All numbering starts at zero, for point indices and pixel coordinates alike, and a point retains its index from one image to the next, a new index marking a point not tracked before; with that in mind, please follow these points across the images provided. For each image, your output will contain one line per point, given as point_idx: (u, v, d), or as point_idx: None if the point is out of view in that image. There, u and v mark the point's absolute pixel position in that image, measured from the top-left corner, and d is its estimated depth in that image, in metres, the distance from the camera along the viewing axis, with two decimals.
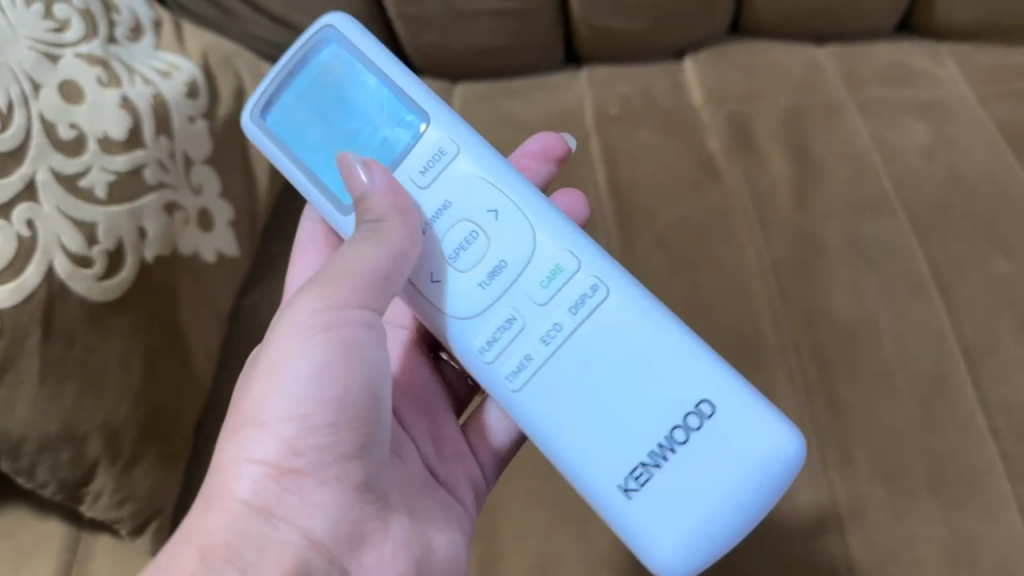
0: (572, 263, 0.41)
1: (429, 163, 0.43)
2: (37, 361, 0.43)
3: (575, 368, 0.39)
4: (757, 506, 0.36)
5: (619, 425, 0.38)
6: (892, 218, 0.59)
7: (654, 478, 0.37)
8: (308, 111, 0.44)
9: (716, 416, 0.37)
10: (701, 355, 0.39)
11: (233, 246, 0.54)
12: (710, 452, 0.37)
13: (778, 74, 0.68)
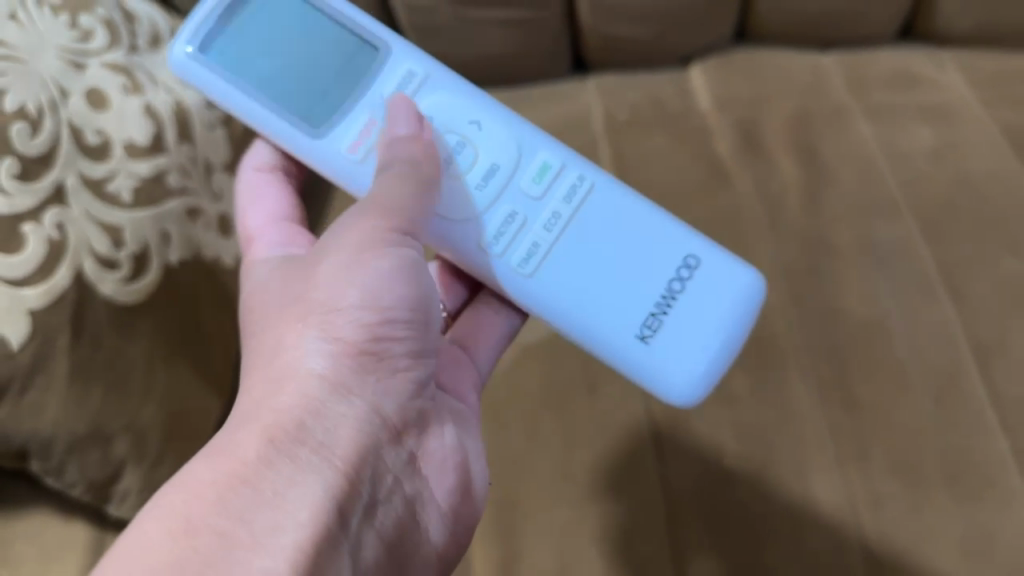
0: (559, 158, 0.47)
1: (404, 84, 0.46)
2: (67, 363, 0.43)
3: (577, 247, 0.45)
4: (730, 344, 0.43)
5: (620, 284, 0.44)
6: (901, 219, 0.60)
7: (661, 324, 0.43)
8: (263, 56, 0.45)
9: (698, 271, 0.44)
10: (653, 214, 0.46)
11: None
12: (688, 303, 0.43)
13: (784, 80, 0.69)
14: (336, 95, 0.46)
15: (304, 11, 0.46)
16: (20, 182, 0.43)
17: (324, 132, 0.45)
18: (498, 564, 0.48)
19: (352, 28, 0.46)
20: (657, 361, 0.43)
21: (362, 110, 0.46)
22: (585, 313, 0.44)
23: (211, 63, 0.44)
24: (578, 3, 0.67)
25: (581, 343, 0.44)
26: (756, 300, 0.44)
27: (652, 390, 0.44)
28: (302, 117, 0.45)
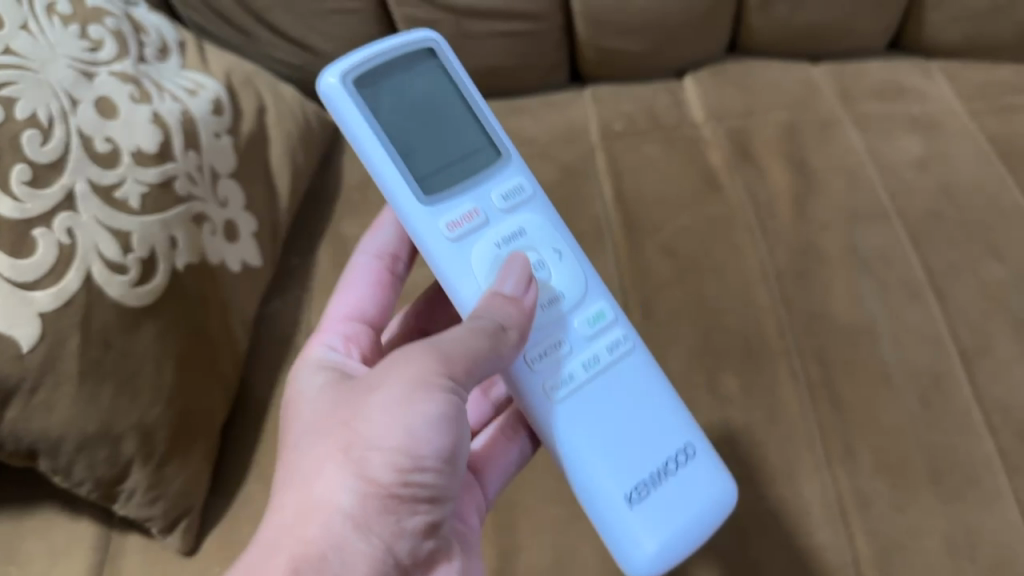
0: (614, 314, 0.43)
1: (512, 194, 0.44)
2: (77, 363, 0.44)
3: (603, 396, 0.41)
4: (697, 532, 0.39)
5: (630, 441, 0.40)
6: (889, 226, 0.61)
7: (651, 492, 0.39)
8: (404, 109, 0.43)
9: (694, 462, 0.41)
10: (671, 411, 0.42)
11: (258, 257, 0.56)
12: (677, 490, 0.40)
13: (776, 91, 0.70)
14: (451, 174, 0.43)
15: (445, 82, 0.45)
16: (31, 188, 0.45)
17: (434, 201, 0.42)
18: (496, 563, 0.49)
19: (484, 130, 0.45)
20: (638, 531, 0.39)
21: (465, 197, 0.43)
22: (588, 453, 0.40)
23: (360, 93, 0.42)
24: (574, 15, 0.68)
25: (577, 479, 0.40)
26: (722, 514, 0.40)
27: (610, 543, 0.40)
28: (416, 181, 0.42)
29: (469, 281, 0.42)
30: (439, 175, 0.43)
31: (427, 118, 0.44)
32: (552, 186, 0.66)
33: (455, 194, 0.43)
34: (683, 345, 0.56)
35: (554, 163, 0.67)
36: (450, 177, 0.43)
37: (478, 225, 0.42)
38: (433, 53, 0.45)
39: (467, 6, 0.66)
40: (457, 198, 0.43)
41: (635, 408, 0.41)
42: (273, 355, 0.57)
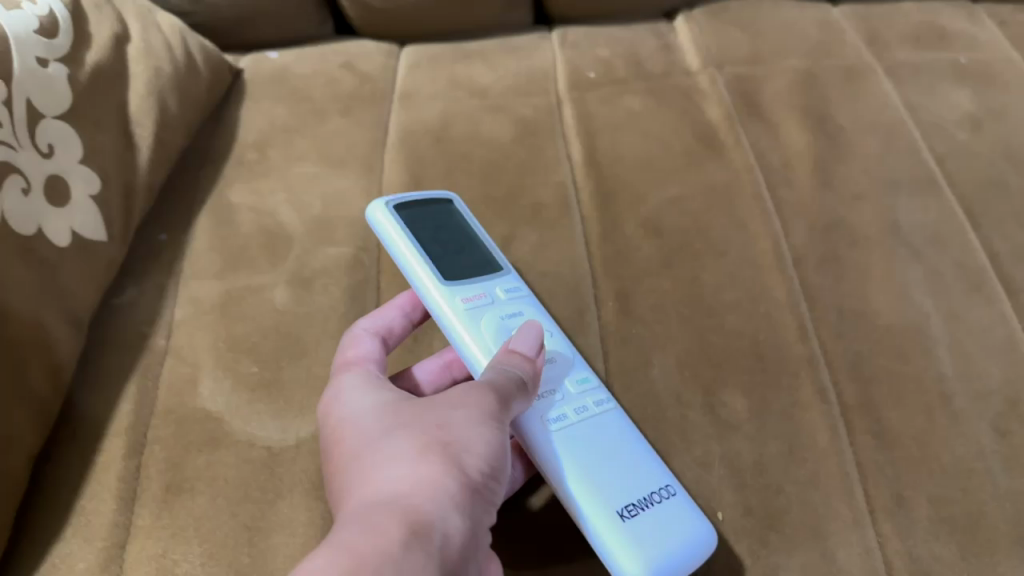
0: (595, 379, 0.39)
1: (513, 292, 0.40)
2: None
3: (589, 432, 0.35)
4: (696, 557, 0.32)
5: (614, 466, 0.34)
6: (939, 199, 0.47)
7: (640, 508, 0.33)
8: (428, 219, 0.42)
9: (680, 495, 0.34)
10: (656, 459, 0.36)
11: (104, 229, 0.42)
12: (663, 513, 0.33)
13: (788, 35, 0.57)
14: (465, 273, 0.40)
15: (445, 209, 0.43)
16: None
17: (457, 287, 0.38)
18: None
19: (487, 245, 0.43)
20: (619, 555, 0.31)
21: (476, 284, 0.39)
22: (571, 480, 0.33)
23: (394, 211, 0.40)
24: None
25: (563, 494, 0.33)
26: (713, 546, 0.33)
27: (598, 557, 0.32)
28: (438, 269, 0.39)
29: (480, 345, 0.36)
30: (455, 266, 0.40)
31: (439, 229, 0.42)
32: (506, 145, 0.51)
33: (470, 283, 0.39)
34: (671, 350, 0.41)
35: (509, 117, 0.53)
36: (463, 271, 0.40)
37: (488, 307, 0.38)
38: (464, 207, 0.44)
39: None
40: (472, 282, 0.39)
41: (619, 452, 0.35)
42: (116, 360, 0.41)
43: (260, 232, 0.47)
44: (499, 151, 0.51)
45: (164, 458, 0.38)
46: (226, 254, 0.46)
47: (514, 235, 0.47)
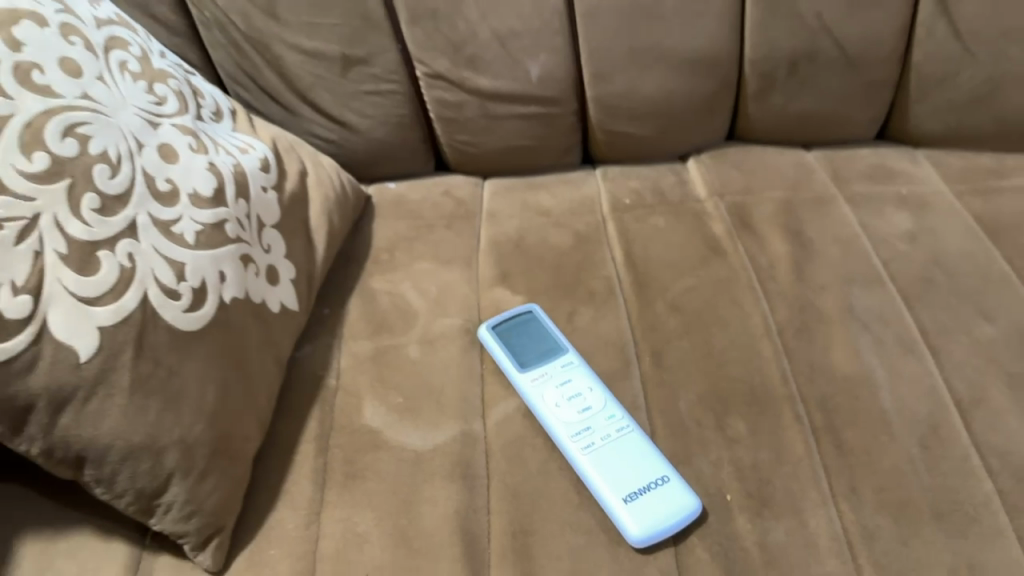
0: (623, 413, 0.57)
1: (567, 366, 0.60)
2: (128, 377, 0.46)
3: (609, 450, 0.54)
4: (673, 527, 0.50)
5: (623, 470, 0.53)
6: (883, 290, 0.65)
7: (639, 496, 0.52)
8: (513, 328, 0.62)
9: (667, 486, 0.52)
10: (659, 462, 0.54)
11: (296, 301, 0.60)
12: (652, 498, 0.51)
13: (772, 173, 0.77)
14: (534, 360, 0.60)
15: (528, 316, 0.63)
16: (99, 214, 0.48)
17: (527, 371, 0.59)
18: None
19: (556, 334, 0.62)
20: (626, 522, 0.50)
21: (540, 367, 0.60)
22: (597, 480, 0.53)
23: (490, 329, 0.62)
24: (587, 100, 0.74)
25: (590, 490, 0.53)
26: (691, 522, 0.51)
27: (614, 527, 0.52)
28: (517, 361, 0.60)
29: (541, 404, 0.57)
30: (527, 357, 0.60)
31: (522, 333, 0.62)
32: (566, 251, 0.70)
33: (535, 366, 0.59)
34: (692, 390, 0.59)
35: (569, 231, 0.72)
36: (534, 359, 0.60)
37: (547, 381, 0.59)
38: (542, 311, 0.64)
39: (491, 90, 0.72)
40: (537, 365, 0.60)
41: (626, 458, 0.54)
42: (304, 394, 0.59)
43: (395, 308, 0.65)
44: (562, 255, 0.70)
45: (344, 456, 0.55)
46: (372, 324, 0.64)
47: (576, 313, 0.65)
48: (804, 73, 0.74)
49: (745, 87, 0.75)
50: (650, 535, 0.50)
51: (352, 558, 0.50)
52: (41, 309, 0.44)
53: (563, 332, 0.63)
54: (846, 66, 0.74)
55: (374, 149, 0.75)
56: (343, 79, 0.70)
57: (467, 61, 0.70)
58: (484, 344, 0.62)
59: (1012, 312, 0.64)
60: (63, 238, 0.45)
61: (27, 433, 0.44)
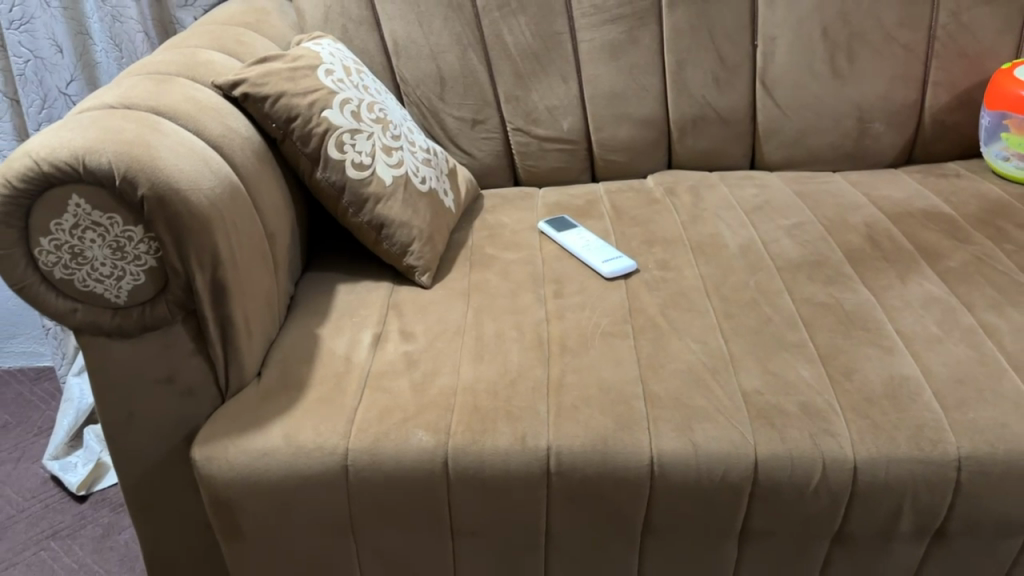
0: (604, 241, 1.24)
1: (579, 229, 1.28)
2: (402, 198, 1.17)
3: (597, 249, 1.22)
4: (623, 269, 1.17)
5: (603, 254, 1.20)
6: (737, 210, 1.33)
7: (609, 260, 1.18)
8: (555, 220, 1.31)
9: (622, 258, 1.19)
10: (619, 252, 1.21)
11: (455, 206, 1.31)
12: (615, 260, 1.18)
13: (690, 176, 1.47)
14: (565, 228, 1.29)
15: (562, 217, 1.32)
16: (392, 140, 1.20)
17: (561, 232, 1.28)
18: (555, 290, 1.15)
19: (575, 223, 1.31)
20: (603, 268, 1.17)
21: (567, 230, 1.28)
22: (590, 258, 1.20)
23: (544, 222, 1.31)
24: (592, 143, 1.47)
25: (588, 263, 1.20)
26: (632, 270, 1.17)
27: (599, 274, 1.18)
28: (556, 230, 1.29)
29: (566, 240, 1.25)
30: (561, 227, 1.29)
31: (559, 221, 1.31)
32: (582, 204, 1.40)
33: (565, 230, 1.28)
34: (638, 239, 1.26)
35: (584, 198, 1.42)
36: (565, 228, 1.29)
37: (570, 233, 1.27)
38: (569, 217, 1.33)
39: (544, 136, 1.46)
40: (566, 229, 1.28)
41: (604, 251, 1.21)
42: (458, 245, 1.28)
43: (497, 222, 1.35)
44: (580, 205, 1.39)
45: (479, 260, 1.23)
46: (487, 226, 1.34)
47: (585, 221, 1.33)
48: (701, 126, 1.46)
49: (673, 136, 1.48)
50: (614, 271, 1.16)
51: (485, 285, 1.17)
52: (374, 164, 1.16)
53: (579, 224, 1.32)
54: (723, 123, 1.46)
55: (484, 168, 1.48)
56: (472, 130, 1.45)
57: (533, 121, 1.45)
58: (541, 229, 1.31)
59: (799, 215, 1.31)
60: (381, 142, 1.18)
61: (363, 212, 1.15)
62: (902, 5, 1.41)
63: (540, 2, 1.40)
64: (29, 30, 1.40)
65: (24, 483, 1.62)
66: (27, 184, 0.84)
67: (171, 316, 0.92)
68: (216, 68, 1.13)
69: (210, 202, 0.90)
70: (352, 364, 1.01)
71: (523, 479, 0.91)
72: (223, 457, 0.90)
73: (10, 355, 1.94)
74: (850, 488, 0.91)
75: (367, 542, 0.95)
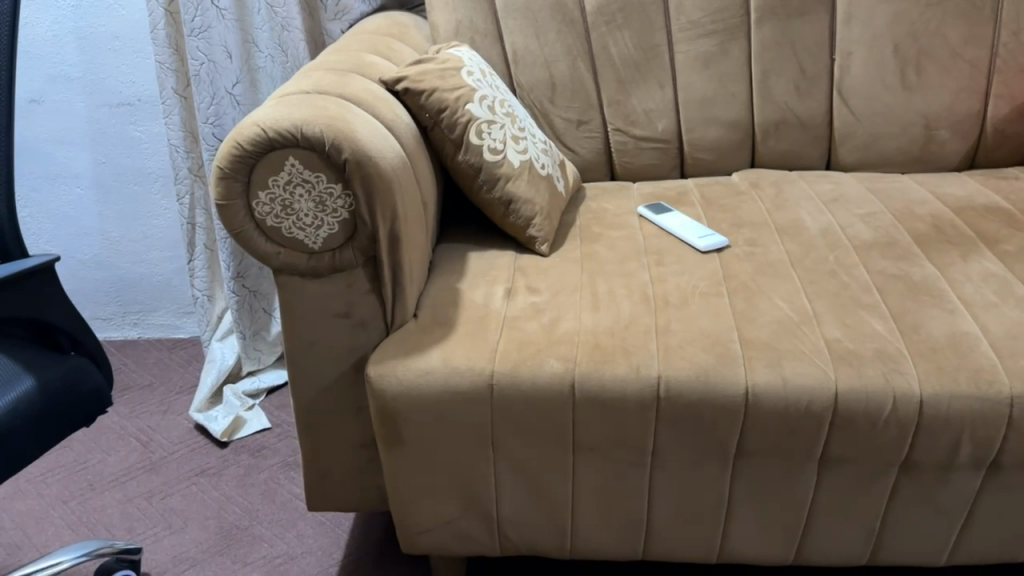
0: (696, 222, 1.43)
1: (673, 213, 1.47)
2: (528, 180, 1.38)
3: (692, 228, 1.41)
4: (716, 244, 1.35)
5: (698, 231, 1.39)
6: (814, 202, 1.51)
7: (703, 236, 1.37)
8: (652, 206, 1.51)
9: (714, 235, 1.38)
10: (712, 231, 1.40)
11: (566, 192, 1.52)
12: (708, 236, 1.37)
13: (770, 173, 1.65)
14: (662, 212, 1.48)
15: (659, 204, 1.52)
16: (519, 132, 1.42)
17: (659, 215, 1.47)
18: (656, 259, 1.34)
19: (671, 208, 1.50)
20: (698, 242, 1.36)
21: (665, 213, 1.47)
22: (686, 235, 1.39)
23: (644, 208, 1.51)
24: (683, 143, 1.67)
25: (684, 239, 1.39)
26: (724, 245, 1.36)
27: (696, 248, 1.37)
28: (654, 213, 1.48)
29: (664, 221, 1.45)
30: (659, 211, 1.49)
31: (656, 207, 1.50)
32: (675, 194, 1.59)
33: (663, 213, 1.47)
34: (727, 223, 1.44)
35: (676, 189, 1.61)
36: (662, 212, 1.48)
37: (667, 216, 1.46)
38: (665, 204, 1.52)
39: (640, 135, 1.65)
40: (664, 213, 1.48)
41: (698, 229, 1.40)
42: (569, 224, 1.48)
43: (600, 208, 1.55)
44: (673, 195, 1.58)
45: (588, 236, 1.43)
46: (593, 211, 1.53)
47: (679, 208, 1.52)
48: (782, 129, 1.64)
49: (756, 138, 1.66)
50: (708, 244, 1.35)
51: (596, 254, 1.36)
52: (506, 150, 1.37)
53: (674, 209, 1.51)
54: (802, 127, 1.64)
55: (587, 163, 1.68)
56: (577, 129, 1.65)
57: (631, 122, 1.65)
58: (641, 213, 1.50)
59: (869, 206, 1.48)
60: (512, 133, 1.40)
61: (495, 189, 1.36)
62: (967, 25, 1.58)
63: (642, 18, 1.61)
64: (206, 37, 1.63)
65: (172, 431, 1.86)
66: (257, 147, 1.06)
67: (355, 261, 1.14)
68: (378, 68, 1.35)
69: (392, 168, 1.12)
70: (491, 310, 1.21)
71: (637, 403, 1.10)
72: (392, 374, 1.12)
73: (152, 327, 2.20)
74: (916, 419, 1.07)
75: (506, 451, 1.16)
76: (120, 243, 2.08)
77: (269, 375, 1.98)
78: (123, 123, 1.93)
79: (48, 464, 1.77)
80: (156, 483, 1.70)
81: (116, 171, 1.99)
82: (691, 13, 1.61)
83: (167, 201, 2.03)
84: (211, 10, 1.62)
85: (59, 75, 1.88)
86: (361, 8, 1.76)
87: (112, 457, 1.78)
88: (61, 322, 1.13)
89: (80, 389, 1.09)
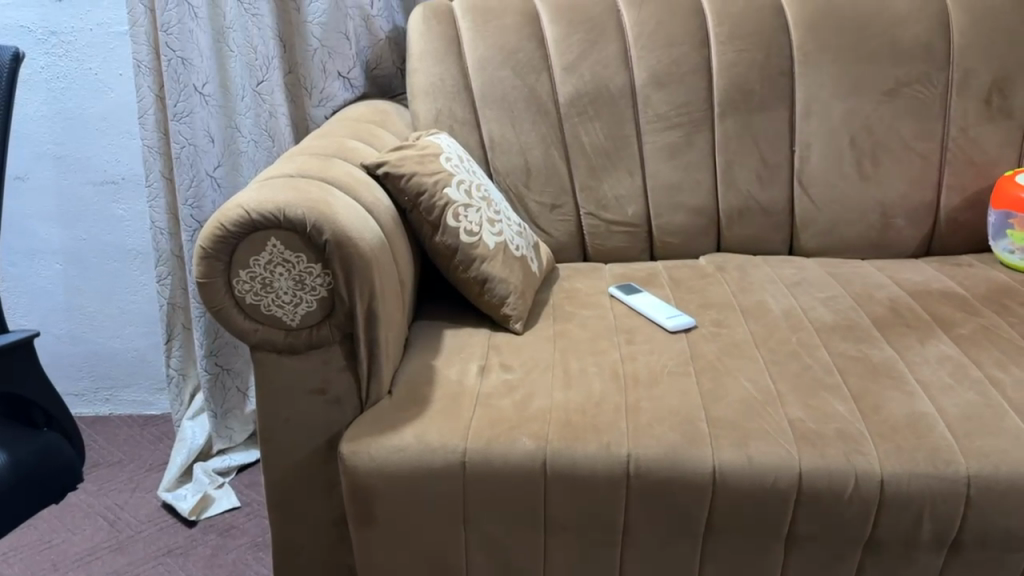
0: (665, 303, 1.48)
1: (642, 293, 1.52)
2: (503, 261, 1.43)
3: (661, 308, 1.45)
4: (684, 324, 1.40)
5: (667, 312, 1.44)
6: (777, 285, 1.56)
7: (672, 317, 1.42)
8: (623, 287, 1.55)
9: (682, 315, 1.42)
10: (680, 311, 1.44)
11: (540, 272, 1.56)
12: (676, 316, 1.42)
13: (736, 257, 1.71)
14: (633, 292, 1.53)
15: (629, 285, 1.56)
16: (495, 214, 1.47)
17: (630, 295, 1.52)
18: (625, 339, 1.38)
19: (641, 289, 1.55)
20: (667, 322, 1.40)
21: (635, 293, 1.52)
22: (656, 315, 1.43)
23: (614, 288, 1.56)
24: (653, 227, 1.73)
25: (653, 319, 1.43)
26: (691, 325, 1.40)
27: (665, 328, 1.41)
28: (624, 293, 1.53)
29: (634, 301, 1.49)
30: (630, 291, 1.53)
31: (626, 287, 1.55)
32: (645, 276, 1.64)
33: (633, 294, 1.52)
34: (694, 304, 1.49)
35: (646, 271, 1.67)
36: (632, 292, 1.53)
37: (637, 296, 1.51)
38: (635, 285, 1.57)
39: (612, 219, 1.72)
40: (634, 293, 1.53)
41: (667, 310, 1.45)
42: (541, 304, 1.52)
43: (572, 288, 1.59)
44: (643, 277, 1.64)
45: (561, 315, 1.47)
46: (566, 291, 1.58)
47: (648, 289, 1.57)
48: (747, 216, 1.71)
49: (722, 224, 1.73)
50: (676, 324, 1.40)
51: (569, 333, 1.40)
52: (482, 232, 1.42)
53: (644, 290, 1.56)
54: (766, 214, 1.71)
55: (560, 245, 1.73)
56: (551, 213, 1.71)
57: (603, 207, 1.71)
58: (612, 293, 1.55)
59: (830, 290, 1.54)
60: (487, 215, 1.45)
61: (470, 269, 1.40)
62: (918, 121, 1.68)
63: (612, 111, 1.70)
64: (188, 121, 1.68)
65: (140, 509, 1.83)
66: (240, 228, 1.10)
67: (332, 337, 1.16)
68: (360, 153, 1.41)
69: (371, 249, 1.16)
70: (464, 387, 1.24)
71: (607, 480, 1.12)
72: (365, 450, 1.13)
73: (124, 402, 2.19)
74: (878, 497, 1.10)
75: (479, 529, 1.17)
76: (96, 318, 2.09)
77: (241, 452, 1.97)
78: (105, 200, 1.97)
79: (12, 543, 1.73)
80: (122, 563, 1.67)
81: (95, 247, 2.01)
82: (659, 107, 1.69)
83: (145, 277, 2.05)
84: (194, 96, 1.67)
85: (43, 153, 1.92)
86: (343, 95, 1.83)
87: (77, 536, 1.75)
88: (38, 397, 1.14)
89: (53, 464, 1.09)
